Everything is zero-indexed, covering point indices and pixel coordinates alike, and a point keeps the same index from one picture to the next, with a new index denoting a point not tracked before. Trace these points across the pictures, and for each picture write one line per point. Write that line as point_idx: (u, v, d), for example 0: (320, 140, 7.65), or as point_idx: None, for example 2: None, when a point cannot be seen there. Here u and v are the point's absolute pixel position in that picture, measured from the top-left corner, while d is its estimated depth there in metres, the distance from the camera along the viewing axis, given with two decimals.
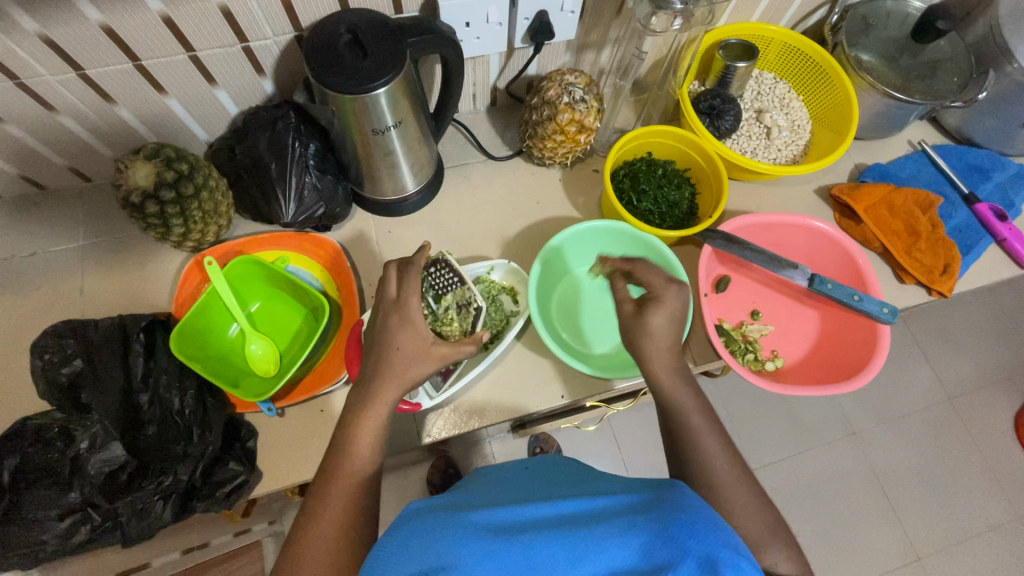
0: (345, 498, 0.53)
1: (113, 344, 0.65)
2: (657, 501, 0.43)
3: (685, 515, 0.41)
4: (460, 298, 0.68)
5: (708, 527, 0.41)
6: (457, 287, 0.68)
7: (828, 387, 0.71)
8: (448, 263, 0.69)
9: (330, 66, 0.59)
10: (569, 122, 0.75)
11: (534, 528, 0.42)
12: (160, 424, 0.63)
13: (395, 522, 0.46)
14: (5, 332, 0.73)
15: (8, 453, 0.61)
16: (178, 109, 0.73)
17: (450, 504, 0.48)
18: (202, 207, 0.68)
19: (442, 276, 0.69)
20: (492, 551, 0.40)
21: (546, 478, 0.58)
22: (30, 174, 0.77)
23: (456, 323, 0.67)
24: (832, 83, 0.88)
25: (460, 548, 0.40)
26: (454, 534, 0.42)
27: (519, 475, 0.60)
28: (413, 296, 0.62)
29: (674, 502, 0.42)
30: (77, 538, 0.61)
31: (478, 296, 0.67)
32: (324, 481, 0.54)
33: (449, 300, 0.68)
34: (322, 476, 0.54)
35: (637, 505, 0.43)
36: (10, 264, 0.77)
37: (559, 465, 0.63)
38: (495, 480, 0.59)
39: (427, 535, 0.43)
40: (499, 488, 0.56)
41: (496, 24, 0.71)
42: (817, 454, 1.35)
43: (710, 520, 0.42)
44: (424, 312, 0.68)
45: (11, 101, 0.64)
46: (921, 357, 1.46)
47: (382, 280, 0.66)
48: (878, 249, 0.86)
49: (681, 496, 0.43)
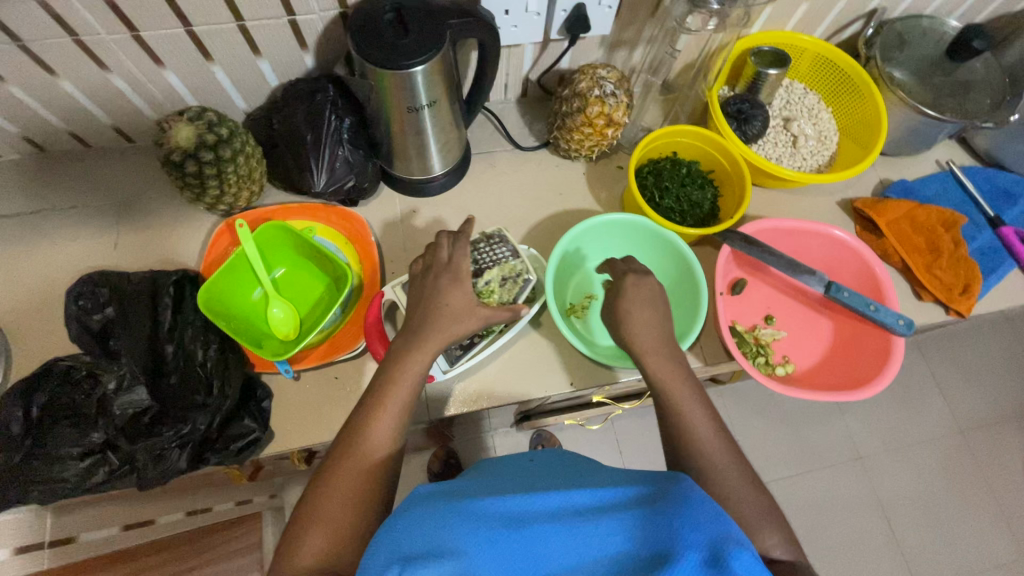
0: (359, 459, 0.53)
1: (144, 295, 0.68)
2: (660, 495, 0.43)
3: (688, 509, 0.41)
4: (507, 271, 0.73)
5: (711, 520, 0.41)
6: (507, 260, 0.74)
7: (838, 395, 0.71)
8: (504, 238, 0.75)
9: (371, 42, 0.61)
10: (598, 115, 0.77)
11: (538, 519, 0.43)
12: (182, 374, 0.66)
13: (402, 505, 0.46)
14: (43, 278, 0.77)
15: (36, 390, 0.63)
16: (222, 77, 0.75)
17: (455, 490, 0.49)
18: (238, 170, 0.71)
19: (495, 249, 0.74)
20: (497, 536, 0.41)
21: (549, 470, 0.58)
22: (77, 131, 0.80)
23: (496, 293, 0.72)
24: (863, 96, 0.88)
25: (465, 530, 0.41)
26: (459, 518, 0.43)
27: (522, 466, 0.61)
28: (466, 261, 0.64)
29: (677, 496, 0.43)
30: (94, 479, 0.62)
31: (524, 278, 0.73)
32: (337, 446, 0.55)
33: (496, 270, 0.73)
34: (338, 440, 0.56)
35: (640, 500, 0.44)
36: (53, 215, 0.80)
37: (562, 458, 0.64)
38: (499, 470, 0.60)
39: (433, 516, 0.43)
40: (503, 477, 0.56)
41: (534, 14, 0.73)
42: (821, 475, 1.34)
43: (714, 515, 0.42)
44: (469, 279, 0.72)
45: (67, 57, 0.67)
46: (934, 387, 1.44)
47: (432, 246, 0.67)
48: (898, 264, 0.86)
49: (684, 490, 0.44)
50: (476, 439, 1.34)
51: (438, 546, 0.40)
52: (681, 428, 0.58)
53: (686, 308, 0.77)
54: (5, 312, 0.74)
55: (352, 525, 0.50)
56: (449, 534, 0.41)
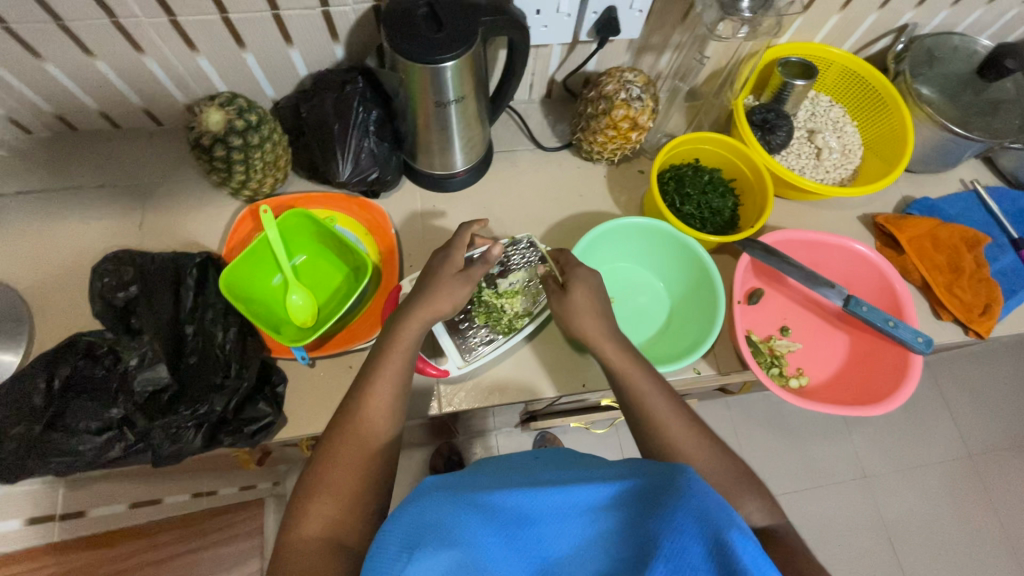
0: (363, 444, 0.55)
1: (167, 276, 0.70)
2: (657, 487, 0.41)
3: (687, 503, 0.39)
4: (531, 275, 0.77)
5: (712, 510, 0.39)
6: (532, 266, 0.78)
7: (855, 410, 0.71)
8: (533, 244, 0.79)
9: (404, 35, 0.62)
10: (623, 118, 0.77)
11: (536, 515, 0.41)
12: (201, 355, 0.67)
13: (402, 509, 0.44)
14: (67, 254, 0.78)
15: (58, 362, 0.64)
16: (252, 64, 0.76)
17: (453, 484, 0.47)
18: (264, 157, 0.72)
19: (521, 255, 0.79)
20: (492, 531, 0.39)
21: (552, 464, 0.55)
22: (108, 112, 0.82)
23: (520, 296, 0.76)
24: (890, 111, 0.88)
25: (461, 522, 0.40)
26: (454, 511, 0.41)
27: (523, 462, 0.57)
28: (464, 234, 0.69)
29: (675, 488, 0.40)
30: (111, 454, 0.63)
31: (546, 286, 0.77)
32: (339, 433, 0.55)
33: (522, 275, 0.78)
34: (336, 426, 0.56)
35: (641, 494, 0.41)
36: (80, 192, 0.82)
37: (564, 454, 0.60)
38: (497, 465, 0.57)
39: (430, 511, 0.42)
40: (502, 471, 0.54)
41: (565, 14, 0.73)
42: (825, 491, 1.33)
43: (717, 505, 0.39)
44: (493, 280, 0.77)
45: (104, 39, 0.68)
46: (944, 409, 1.42)
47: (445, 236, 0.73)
48: (918, 282, 0.85)
49: (685, 479, 0.41)
50: (480, 437, 1.34)
51: (434, 537, 0.39)
52: (693, 443, 0.57)
53: (704, 314, 0.77)
54: (29, 284, 0.75)
55: (363, 512, 0.51)
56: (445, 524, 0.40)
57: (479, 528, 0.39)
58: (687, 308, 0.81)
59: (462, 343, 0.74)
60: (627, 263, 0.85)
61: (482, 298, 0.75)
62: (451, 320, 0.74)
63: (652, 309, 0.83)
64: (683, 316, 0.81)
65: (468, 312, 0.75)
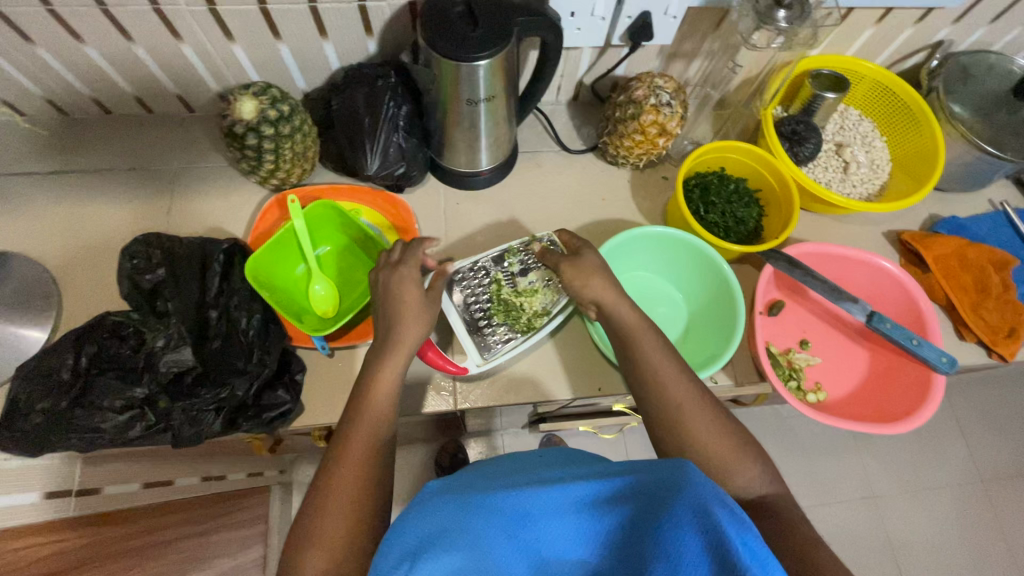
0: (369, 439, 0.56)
1: (194, 262, 0.71)
2: (655, 485, 0.39)
3: (684, 500, 0.37)
4: (547, 275, 0.77)
5: (708, 503, 0.36)
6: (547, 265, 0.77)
7: (875, 427, 0.70)
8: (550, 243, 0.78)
9: (441, 33, 0.62)
10: (651, 124, 0.77)
11: (538, 514, 0.41)
12: (224, 340, 0.68)
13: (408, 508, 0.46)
14: (97, 234, 0.79)
15: (86, 341, 0.66)
16: (286, 55, 0.77)
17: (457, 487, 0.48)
18: (294, 147, 0.73)
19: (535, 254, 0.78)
20: (490, 531, 0.40)
21: (559, 461, 0.55)
22: (143, 97, 0.83)
23: (538, 295, 0.76)
24: (921, 128, 0.87)
25: (462, 526, 0.41)
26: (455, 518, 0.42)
27: (528, 460, 0.57)
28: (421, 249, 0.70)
29: (674, 483, 0.38)
30: (131, 433, 0.63)
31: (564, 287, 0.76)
32: (348, 427, 0.57)
33: (538, 275, 0.77)
34: (345, 421, 0.58)
35: (638, 490, 0.40)
36: (111, 174, 0.83)
37: (573, 453, 0.60)
38: (502, 466, 0.57)
39: (434, 517, 0.43)
40: (510, 471, 0.54)
41: (599, 18, 0.73)
42: (832, 509, 1.32)
43: (716, 499, 0.37)
44: (511, 280, 0.77)
45: (145, 24, 0.69)
46: (958, 434, 1.39)
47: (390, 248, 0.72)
48: (942, 301, 0.84)
49: (683, 475, 0.39)
50: (486, 437, 1.34)
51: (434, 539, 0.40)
52: (712, 427, 0.56)
53: (723, 326, 0.76)
54: (59, 262, 0.77)
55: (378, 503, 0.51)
56: (447, 527, 0.41)
57: (478, 530, 0.40)
58: (706, 319, 0.80)
59: (482, 342, 0.74)
60: (648, 271, 0.85)
61: (502, 296, 0.75)
62: (471, 318, 0.75)
63: (671, 318, 0.83)
64: (702, 327, 0.80)
65: (488, 310, 0.75)
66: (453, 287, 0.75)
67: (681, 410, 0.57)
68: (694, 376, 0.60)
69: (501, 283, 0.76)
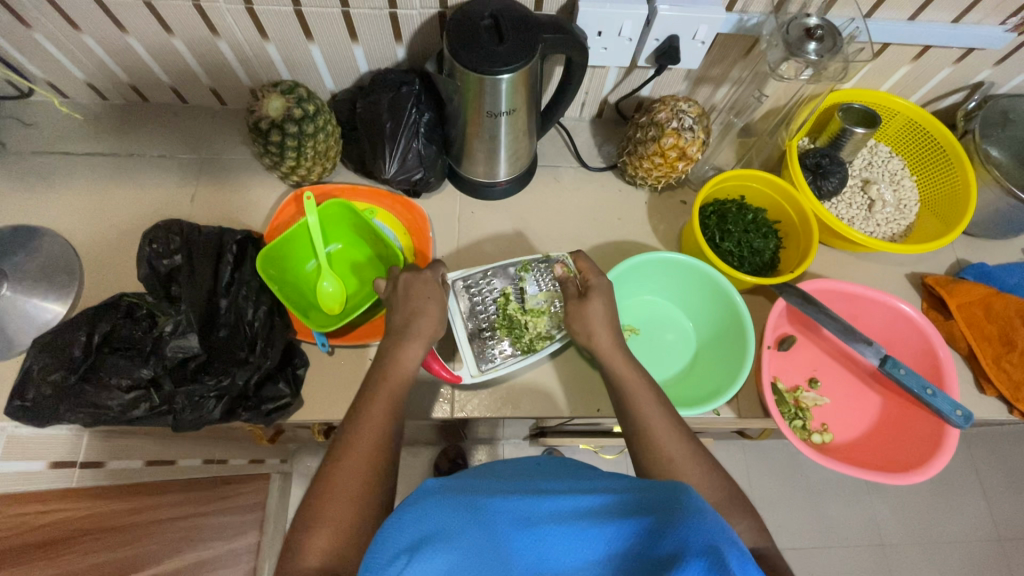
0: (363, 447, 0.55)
1: (210, 249, 0.73)
2: (658, 502, 0.40)
3: (688, 521, 0.37)
4: (548, 297, 0.76)
5: (713, 529, 0.37)
6: (549, 289, 0.76)
7: (879, 476, 0.68)
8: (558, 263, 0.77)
9: (466, 45, 0.63)
10: (672, 147, 0.76)
11: (535, 516, 0.41)
12: (231, 330, 0.70)
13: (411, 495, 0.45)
14: (123, 215, 0.82)
15: (100, 320, 0.68)
16: (316, 56, 0.79)
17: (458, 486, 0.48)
18: (315, 147, 0.74)
19: (542, 275, 0.77)
20: (490, 528, 0.40)
21: (549, 471, 0.55)
22: (178, 87, 0.86)
23: (543, 317, 0.75)
24: (953, 170, 0.84)
25: (459, 521, 0.41)
26: (458, 515, 0.41)
27: (524, 469, 0.57)
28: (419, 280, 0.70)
29: (677, 502, 0.39)
30: (135, 413, 0.65)
31: (552, 312, 0.76)
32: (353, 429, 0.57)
33: (541, 296, 0.76)
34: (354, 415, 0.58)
35: (642, 504, 0.41)
36: (141, 159, 0.86)
37: (566, 464, 0.60)
38: (496, 471, 0.57)
39: (428, 513, 0.42)
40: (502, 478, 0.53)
41: (626, 39, 0.73)
42: (837, 553, 1.27)
43: (720, 531, 0.37)
44: (515, 298, 0.76)
45: (185, 19, 0.71)
46: (977, 489, 1.33)
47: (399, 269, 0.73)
48: (963, 350, 0.82)
49: (687, 498, 0.40)
50: (486, 446, 1.34)
51: (434, 534, 0.40)
52: (700, 470, 0.56)
53: (728, 362, 0.75)
54: (86, 241, 0.80)
55: (368, 512, 0.51)
56: (444, 522, 0.41)
57: (481, 527, 0.40)
58: (712, 351, 0.79)
59: (481, 353, 0.74)
60: (657, 295, 0.84)
61: (507, 311, 0.75)
62: (475, 328, 0.75)
63: (678, 346, 0.82)
64: (709, 359, 0.79)
65: (492, 324, 0.75)
66: (462, 295, 0.75)
67: (671, 464, 0.56)
68: (676, 417, 0.60)
69: (510, 298, 0.76)
